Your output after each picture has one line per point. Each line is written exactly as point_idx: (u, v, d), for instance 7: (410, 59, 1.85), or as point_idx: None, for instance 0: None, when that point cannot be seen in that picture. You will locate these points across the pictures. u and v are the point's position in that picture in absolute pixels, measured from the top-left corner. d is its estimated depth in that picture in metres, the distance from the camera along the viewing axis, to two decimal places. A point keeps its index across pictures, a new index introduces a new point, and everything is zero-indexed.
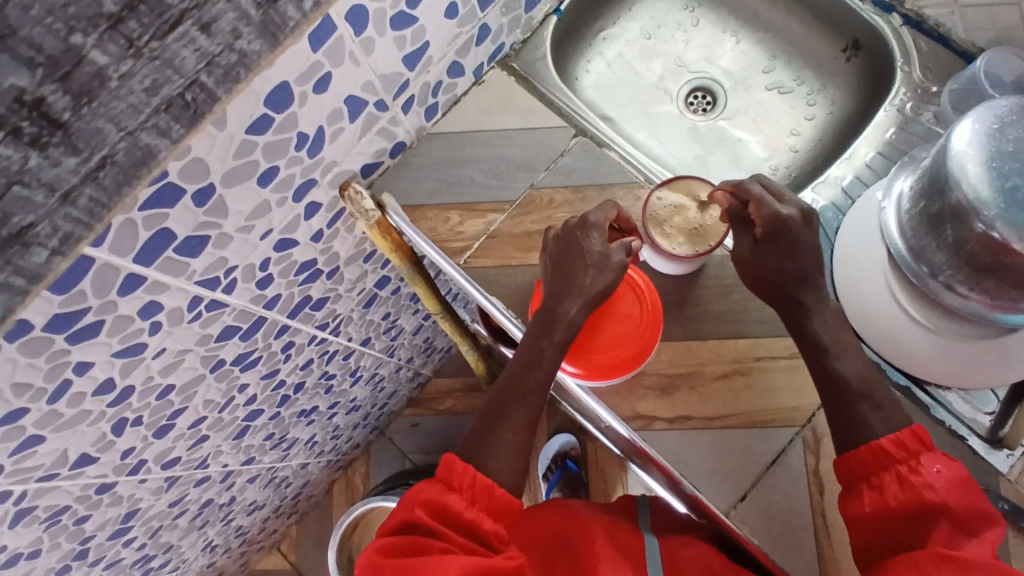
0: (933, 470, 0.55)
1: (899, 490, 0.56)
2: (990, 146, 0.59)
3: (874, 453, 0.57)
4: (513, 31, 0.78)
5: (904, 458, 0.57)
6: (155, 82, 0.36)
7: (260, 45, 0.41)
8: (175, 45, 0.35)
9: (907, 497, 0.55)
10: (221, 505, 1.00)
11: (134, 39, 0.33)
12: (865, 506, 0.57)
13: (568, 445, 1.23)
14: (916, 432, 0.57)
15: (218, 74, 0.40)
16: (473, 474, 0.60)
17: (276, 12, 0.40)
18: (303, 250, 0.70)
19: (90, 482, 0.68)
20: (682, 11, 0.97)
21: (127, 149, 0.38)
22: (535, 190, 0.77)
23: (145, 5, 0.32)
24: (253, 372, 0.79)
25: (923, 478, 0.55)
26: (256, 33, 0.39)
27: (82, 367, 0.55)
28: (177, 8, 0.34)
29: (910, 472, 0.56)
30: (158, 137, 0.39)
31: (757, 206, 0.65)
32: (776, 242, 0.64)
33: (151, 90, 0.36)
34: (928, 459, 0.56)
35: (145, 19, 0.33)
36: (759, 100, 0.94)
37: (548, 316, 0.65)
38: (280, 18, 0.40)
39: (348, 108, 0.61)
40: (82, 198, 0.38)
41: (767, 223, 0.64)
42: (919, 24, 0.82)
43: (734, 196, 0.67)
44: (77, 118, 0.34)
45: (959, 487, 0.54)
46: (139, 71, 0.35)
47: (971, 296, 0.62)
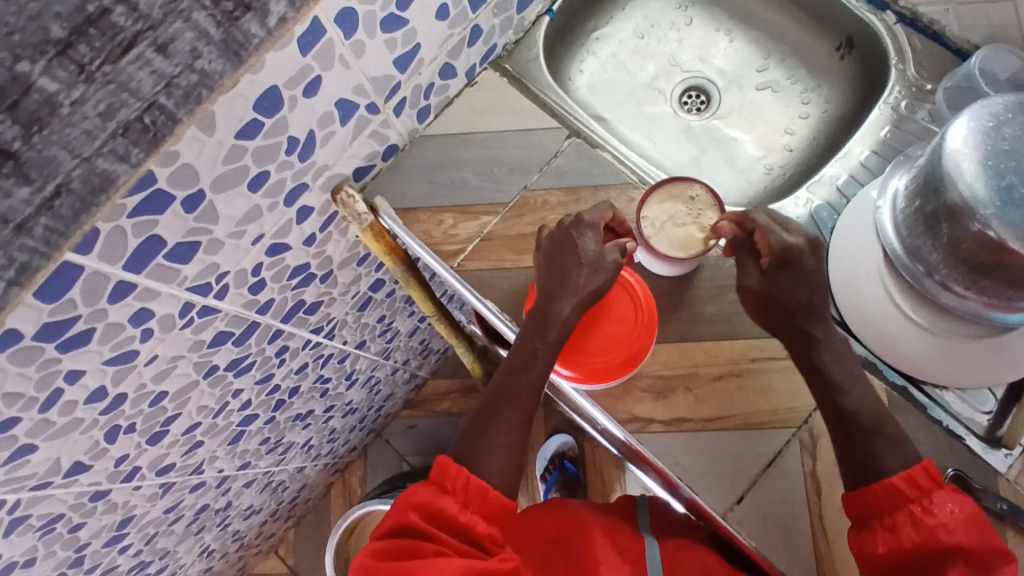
0: (947, 510, 0.55)
1: (914, 532, 0.55)
2: (985, 144, 0.59)
3: (886, 491, 0.57)
4: (505, 32, 0.78)
5: (916, 496, 0.56)
6: (111, 106, 0.35)
7: (222, 65, 0.39)
8: (130, 68, 0.34)
9: (922, 538, 0.55)
10: (217, 510, 1.00)
11: (85, 64, 0.33)
12: (879, 547, 0.57)
13: (567, 446, 1.22)
14: (927, 467, 0.57)
15: (178, 97, 0.38)
16: (466, 477, 0.59)
17: (237, 29, 0.38)
18: (296, 254, 0.70)
19: (84, 490, 0.68)
20: (676, 10, 0.97)
21: (85, 175, 0.36)
22: (529, 192, 0.76)
23: (96, 28, 0.32)
24: (248, 377, 0.79)
25: (938, 518, 0.55)
26: (217, 51, 0.38)
27: (74, 375, 0.55)
28: (130, 30, 0.33)
29: (924, 512, 0.55)
30: (116, 162, 0.37)
31: (765, 235, 0.65)
32: (772, 239, 0.65)
33: (107, 114, 0.35)
34: (940, 496, 0.55)
35: (96, 42, 0.33)
36: (753, 99, 0.94)
37: (541, 316, 0.65)
38: (242, 36, 0.39)
39: (339, 112, 0.61)
40: (37, 228, 0.36)
41: (775, 253, 0.64)
42: (913, 22, 0.82)
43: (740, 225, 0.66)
44: (28, 145, 0.33)
45: (973, 524, 0.54)
46: (92, 95, 0.34)
47: (967, 295, 0.62)
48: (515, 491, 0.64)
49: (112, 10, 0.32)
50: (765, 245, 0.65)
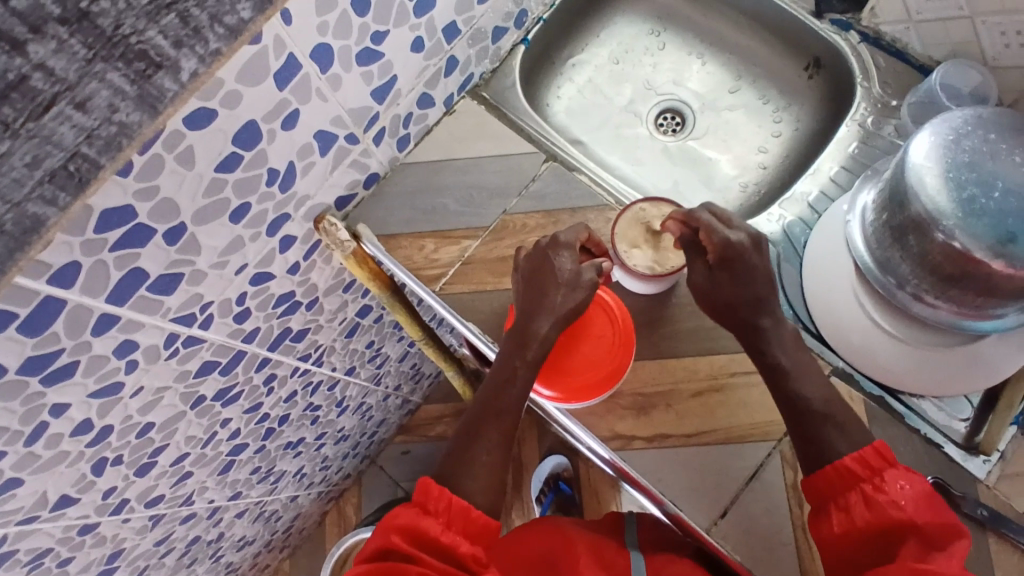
0: (896, 486, 0.55)
1: (866, 511, 0.56)
2: (946, 157, 0.60)
3: (838, 472, 0.58)
4: (481, 61, 0.80)
5: (867, 476, 0.57)
6: (37, 158, 0.32)
7: (141, 117, 0.35)
8: (52, 123, 0.32)
9: (873, 516, 0.55)
10: (209, 542, 1.00)
11: (8, 123, 0.30)
12: (834, 527, 0.57)
13: (560, 467, 1.22)
14: (877, 448, 0.57)
15: (100, 146, 0.34)
16: (448, 497, 0.60)
17: (152, 85, 0.34)
18: (280, 282, 0.71)
19: (72, 523, 0.68)
20: (649, 35, 0.99)
21: (15, 220, 0.33)
22: (508, 215, 0.78)
23: (16, 92, 0.30)
24: (236, 407, 0.79)
25: (887, 495, 0.55)
26: (133, 107, 0.34)
27: (58, 408, 0.55)
28: (48, 92, 0.31)
29: (874, 490, 0.56)
30: (46, 208, 0.34)
31: (708, 234, 0.65)
32: (734, 234, 0.65)
33: (33, 164, 0.32)
34: (890, 474, 0.56)
35: (17, 103, 0.30)
36: (726, 119, 0.96)
37: (521, 335, 0.66)
38: (158, 91, 0.35)
39: (318, 143, 0.62)
40: None
41: (719, 251, 0.65)
42: (877, 41, 0.84)
43: (686, 224, 0.67)
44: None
45: (923, 501, 0.54)
46: (17, 150, 0.31)
47: (938, 305, 0.63)
48: (499, 511, 0.64)
49: (30, 76, 0.30)
50: (709, 244, 0.65)
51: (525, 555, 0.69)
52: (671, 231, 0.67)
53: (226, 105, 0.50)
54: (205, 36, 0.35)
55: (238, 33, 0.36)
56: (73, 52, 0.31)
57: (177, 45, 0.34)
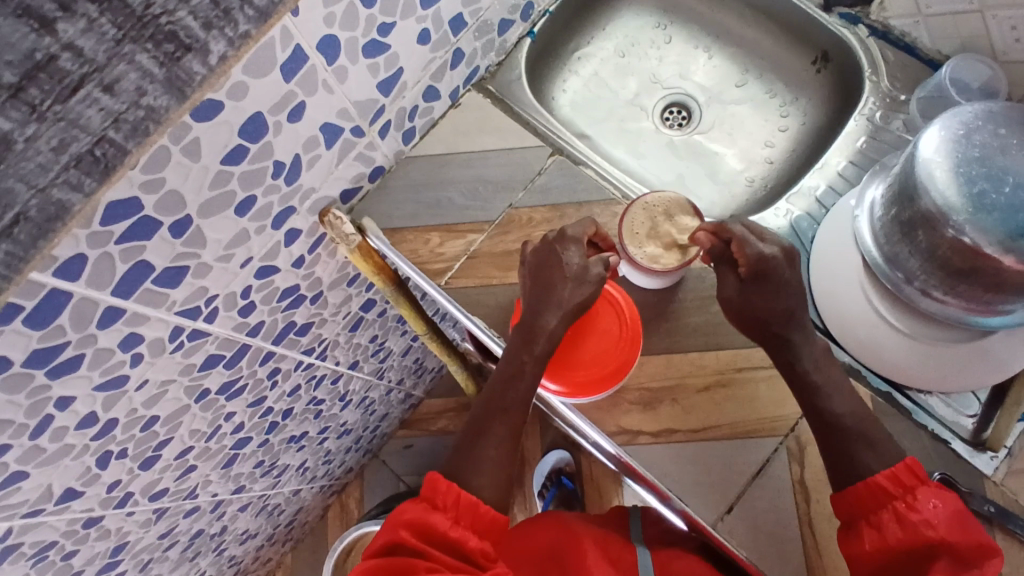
0: (930, 506, 0.55)
1: (898, 529, 0.56)
2: (956, 152, 0.60)
3: (871, 489, 0.58)
4: (487, 54, 0.80)
5: (900, 494, 0.57)
6: (63, 142, 0.34)
7: (168, 101, 0.38)
8: (79, 106, 0.34)
9: (906, 535, 0.56)
10: (212, 535, 0.99)
11: (37, 105, 0.33)
12: (865, 545, 0.57)
13: (562, 462, 1.22)
14: (910, 465, 0.58)
15: (127, 131, 0.37)
16: (457, 492, 0.60)
17: (180, 68, 0.37)
18: (285, 276, 0.70)
19: (76, 516, 0.68)
20: (655, 28, 0.99)
21: (41, 205, 0.36)
22: (514, 209, 0.78)
23: (45, 73, 0.32)
24: (239, 400, 0.79)
25: (921, 514, 0.55)
26: (161, 89, 0.37)
27: (64, 402, 0.55)
28: (77, 73, 0.33)
29: (907, 508, 0.56)
30: (71, 193, 0.37)
31: (741, 246, 0.66)
32: (767, 246, 0.66)
33: (59, 148, 0.35)
34: (924, 492, 0.56)
35: (46, 85, 0.33)
36: (733, 113, 0.96)
37: (527, 330, 0.66)
38: (186, 74, 0.38)
39: (324, 136, 0.62)
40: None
41: (752, 264, 0.65)
42: (885, 35, 0.84)
43: (717, 235, 0.67)
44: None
45: (955, 521, 0.55)
46: (45, 133, 0.34)
47: (947, 301, 0.63)
48: (506, 506, 0.64)
49: (59, 56, 0.32)
50: (743, 257, 0.66)
51: (531, 550, 0.69)
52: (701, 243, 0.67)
53: (232, 97, 0.50)
54: (233, 17, 0.38)
55: (267, 16, 0.40)
56: (102, 33, 0.33)
57: (206, 27, 0.37)
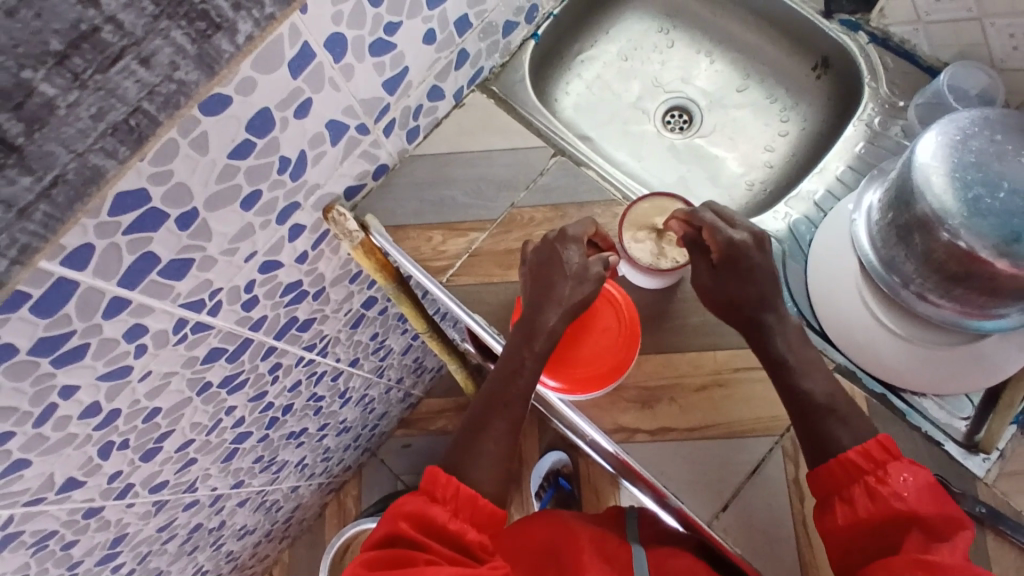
0: (900, 478, 0.56)
1: (869, 503, 0.57)
2: (953, 156, 0.60)
3: (842, 465, 0.59)
4: (492, 55, 0.81)
5: (870, 468, 0.58)
6: (101, 110, 0.36)
7: (198, 77, 0.39)
8: (117, 77, 0.36)
9: (878, 508, 0.56)
10: (211, 529, 1.00)
11: (79, 73, 0.34)
12: (838, 520, 0.58)
13: (561, 463, 1.23)
14: (882, 441, 0.58)
15: (159, 104, 0.38)
16: (456, 485, 0.61)
17: (210, 46, 0.39)
18: (288, 271, 0.71)
19: (77, 506, 0.68)
20: (658, 33, 1.00)
21: (78, 169, 0.37)
22: (516, 208, 0.78)
23: (88, 43, 0.33)
24: (241, 394, 0.80)
25: (891, 487, 0.56)
26: (192, 64, 0.38)
27: (68, 391, 0.56)
28: (117, 45, 0.35)
29: (878, 482, 0.57)
30: (105, 159, 0.38)
31: (711, 232, 0.67)
32: (737, 232, 0.67)
33: (97, 117, 0.36)
34: (894, 467, 0.57)
35: (88, 56, 0.34)
36: (734, 117, 0.97)
37: (527, 327, 0.66)
38: (215, 52, 0.39)
39: (330, 133, 0.63)
40: (37, 214, 0.37)
41: (723, 250, 0.66)
42: (885, 42, 0.84)
43: (689, 223, 0.68)
44: (31, 140, 0.34)
45: (925, 492, 0.55)
46: (85, 100, 0.35)
47: (942, 304, 0.63)
48: (504, 501, 0.65)
49: (101, 27, 0.33)
50: (713, 243, 0.67)
51: (528, 546, 0.70)
52: (676, 231, 0.69)
53: (240, 92, 0.51)
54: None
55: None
56: (142, 8, 0.34)
57: (236, 7, 0.38)
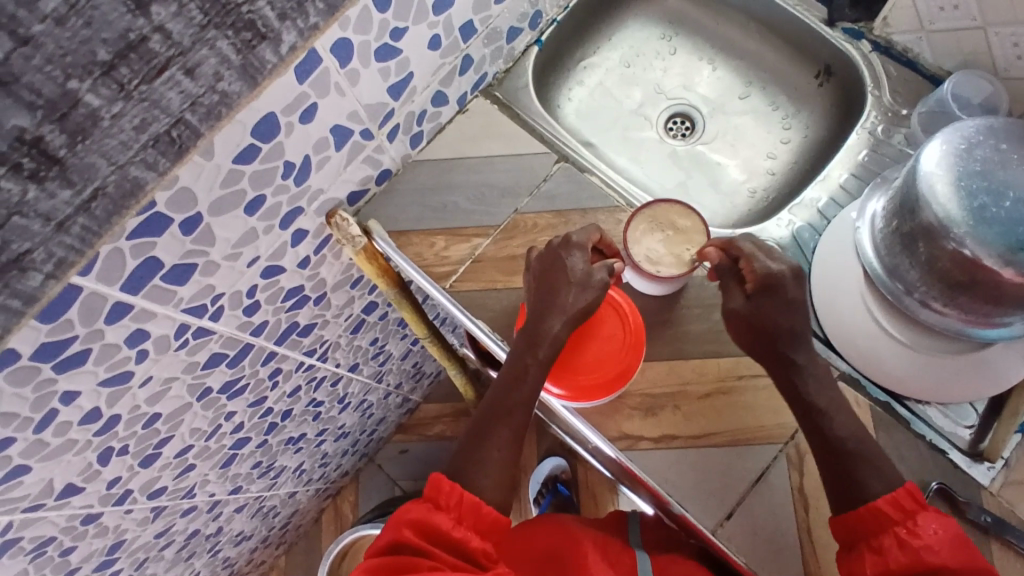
0: (931, 530, 0.55)
1: (901, 554, 0.56)
2: (958, 166, 0.60)
3: (872, 513, 0.58)
4: (495, 61, 0.81)
5: (900, 518, 0.57)
6: (144, 121, 0.38)
7: (240, 87, 0.42)
8: (161, 88, 0.37)
9: (908, 560, 0.55)
10: (208, 536, 0.99)
11: (125, 83, 0.35)
12: (867, 570, 0.57)
13: (559, 469, 1.22)
14: (910, 490, 0.58)
15: (200, 114, 0.41)
16: (460, 493, 0.60)
17: (254, 57, 0.41)
18: (291, 276, 0.71)
19: (76, 513, 0.68)
20: (660, 40, 1.00)
21: (118, 181, 0.39)
22: (520, 214, 0.78)
23: (136, 53, 0.35)
24: (241, 400, 0.79)
25: (923, 539, 0.55)
26: (236, 75, 0.41)
27: (69, 396, 0.55)
28: (163, 55, 0.36)
29: (909, 534, 0.56)
30: (146, 170, 0.40)
31: (749, 262, 0.66)
32: (775, 264, 0.66)
33: (140, 128, 0.38)
34: (924, 518, 0.56)
35: (135, 65, 0.35)
36: (736, 124, 0.97)
37: (531, 334, 0.66)
38: (258, 62, 0.42)
39: (335, 138, 0.62)
40: (75, 227, 0.39)
41: (758, 279, 0.65)
42: (888, 50, 0.85)
43: (725, 252, 0.68)
44: (73, 153, 0.36)
45: (954, 545, 0.55)
46: (130, 111, 0.37)
47: (947, 312, 0.64)
48: (509, 508, 0.65)
49: (150, 37, 0.35)
50: (750, 273, 0.66)
51: (529, 550, 0.70)
52: (711, 259, 0.68)
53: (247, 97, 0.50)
54: (305, 9, 0.43)
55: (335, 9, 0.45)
56: (190, 18, 0.36)
57: (281, 17, 0.41)
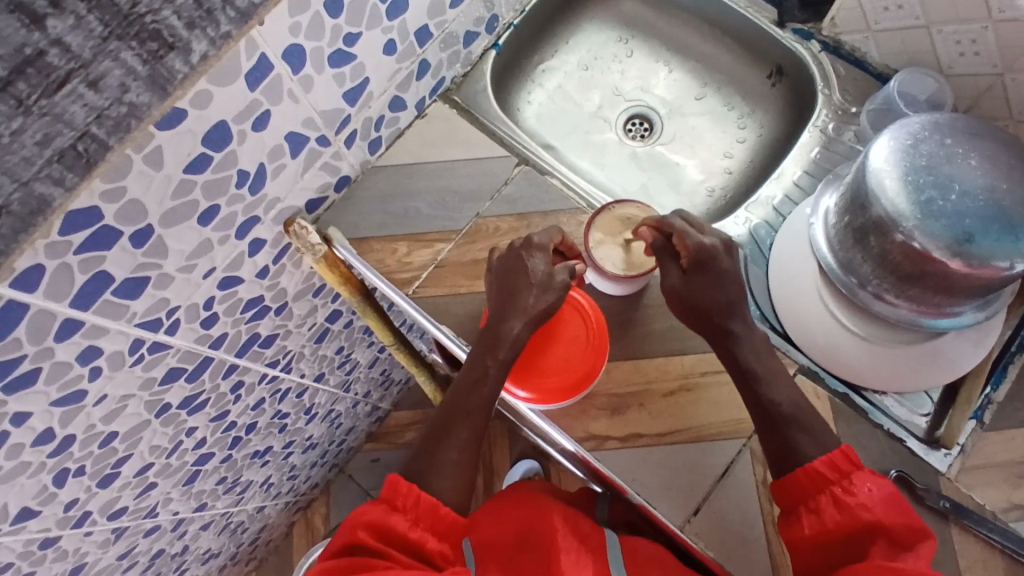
0: (864, 489, 0.58)
1: (835, 512, 0.58)
2: (904, 161, 0.62)
3: (810, 475, 0.59)
4: (453, 66, 0.80)
5: (836, 478, 0.59)
6: (48, 135, 0.38)
7: (149, 99, 0.42)
8: (64, 101, 0.37)
9: (844, 517, 0.57)
10: (173, 555, 0.97)
11: (23, 99, 0.36)
12: (805, 530, 0.59)
13: (533, 470, 1.20)
14: (845, 451, 0.60)
15: (108, 127, 0.41)
16: (417, 494, 0.60)
17: (162, 66, 0.41)
18: (249, 287, 0.70)
19: (33, 537, 0.66)
20: (617, 42, 1.01)
21: (23, 198, 0.39)
22: (482, 218, 0.78)
23: (33, 68, 0.35)
24: (202, 415, 0.77)
25: (857, 498, 0.57)
26: (145, 86, 0.41)
27: (19, 418, 0.53)
28: (63, 68, 0.36)
29: (844, 492, 0.58)
30: (52, 187, 0.40)
31: (682, 237, 0.67)
32: (707, 238, 0.68)
33: (43, 143, 0.38)
34: (859, 478, 0.58)
35: (33, 80, 0.36)
36: (693, 125, 0.98)
37: (491, 336, 0.66)
38: (168, 73, 0.42)
39: (289, 145, 0.62)
40: None
41: (693, 254, 0.67)
42: (837, 50, 0.87)
43: (658, 230, 0.69)
44: None
45: (889, 503, 0.57)
46: (30, 126, 0.37)
47: (898, 303, 0.66)
48: (467, 508, 0.65)
49: (47, 51, 0.35)
50: (684, 248, 0.67)
51: (498, 516, 0.69)
52: (645, 238, 0.69)
53: (195, 106, 0.49)
54: (216, 18, 0.42)
55: (248, 17, 0.45)
56: (89, 29, 0.36)
57: (189, 26, 0.41)
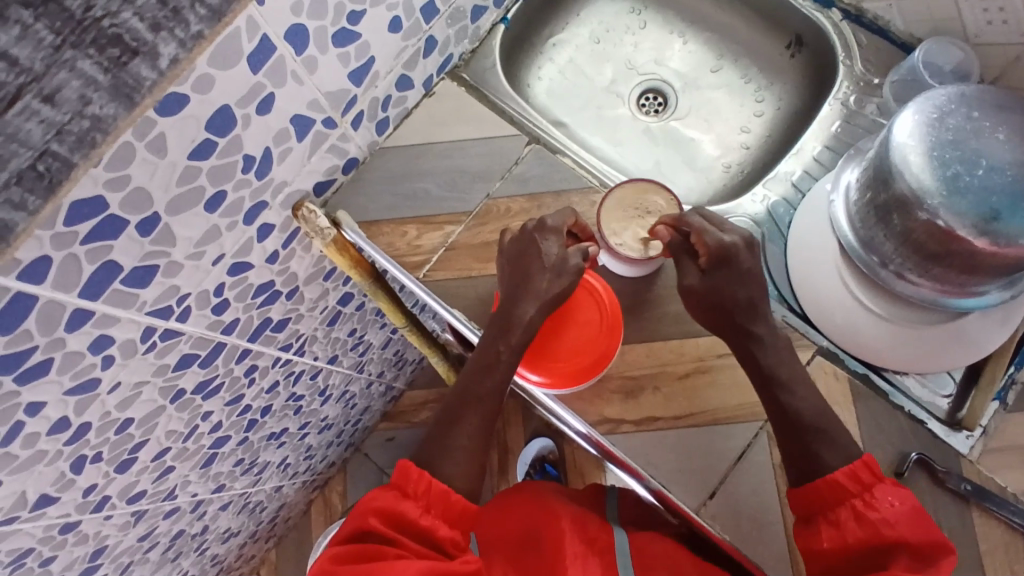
0: (888, 504, 0.57)
1: (857, 527, 0.58)
2: (930, 136, 0.59)
3: (832, 487, 0.59)
4: (460, 42, 0.78)
5: (858, 491, 0.59)
6: None
7: (116, 108, 0.41)
8: (16, 119, 0.36)
9: (866, 533, 0.57)
10: (194, 535, 0.98)
11: None
12: (824, 542, 0.58)
13: (546, 449, 1.21)
14: (867, 462, 0.59)
15: (71, 143, 0.39)
16: (428, 480, 0.60)
17: (127, 73, 0.40)
18: (259, 272, 0.69)
19: (53, 522, 0.66)
20: (630, 14, 0.98)
21: None
22: (492, 199, 0.77)
23: None
24: (217, 399, 0.77)
25: (880, 512, 0.57)
26: (107, 96, 0.40)
27: (34, 408, 0.54)
28: (12, 83, 0.35)
29: (866, 507, 0.58)
30: (13, 211, 0.39)
31: (700, 236, 0.66)
32: (726, 235, 0.66)
33: None
34: (881, 491, 0.58)
35: None
36: (709, 98, 0.96)
37: (504, 320, 0.65)
38: (132, 79, 0.40)
39: (295, 128, 0.60)
40: None
41: (712, 252, 0.66)
42: (859, 18, 0.84)
43: (676, 228, 0.68)
44: None
45: (912, 519, 0.57)
46: None
47: (921, 283, 0.64)
48: (479, 494, 0.64)
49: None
50: (703, 247, 0.66)
51: (507, 521, 0.70)
52: (662, 237, 0.67)
53: (197, 90, 0.48)
54: (184, 16, 0.41)
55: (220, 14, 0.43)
56: (39, 39, 0.35)
57: (154, 28, 0.39)
